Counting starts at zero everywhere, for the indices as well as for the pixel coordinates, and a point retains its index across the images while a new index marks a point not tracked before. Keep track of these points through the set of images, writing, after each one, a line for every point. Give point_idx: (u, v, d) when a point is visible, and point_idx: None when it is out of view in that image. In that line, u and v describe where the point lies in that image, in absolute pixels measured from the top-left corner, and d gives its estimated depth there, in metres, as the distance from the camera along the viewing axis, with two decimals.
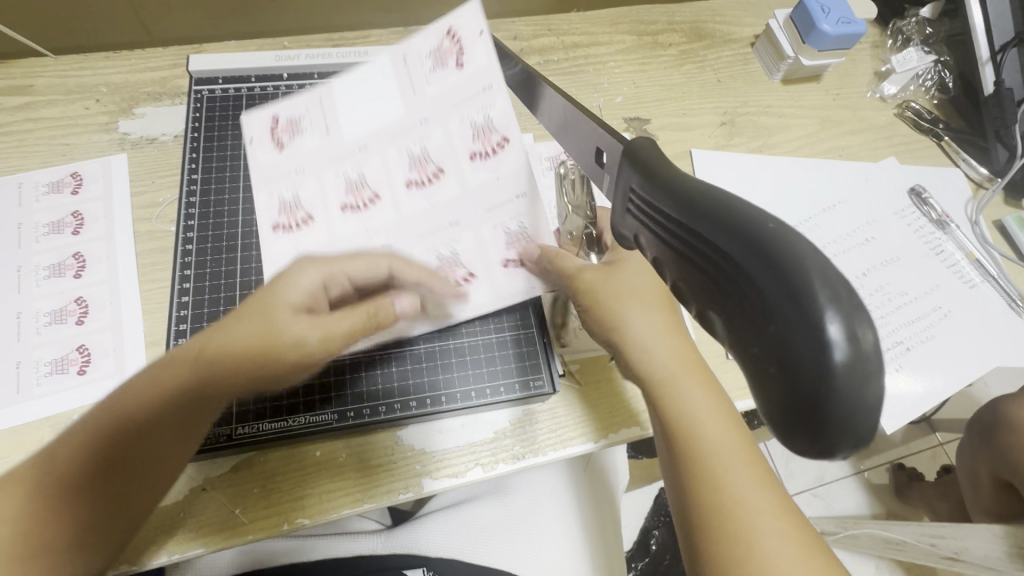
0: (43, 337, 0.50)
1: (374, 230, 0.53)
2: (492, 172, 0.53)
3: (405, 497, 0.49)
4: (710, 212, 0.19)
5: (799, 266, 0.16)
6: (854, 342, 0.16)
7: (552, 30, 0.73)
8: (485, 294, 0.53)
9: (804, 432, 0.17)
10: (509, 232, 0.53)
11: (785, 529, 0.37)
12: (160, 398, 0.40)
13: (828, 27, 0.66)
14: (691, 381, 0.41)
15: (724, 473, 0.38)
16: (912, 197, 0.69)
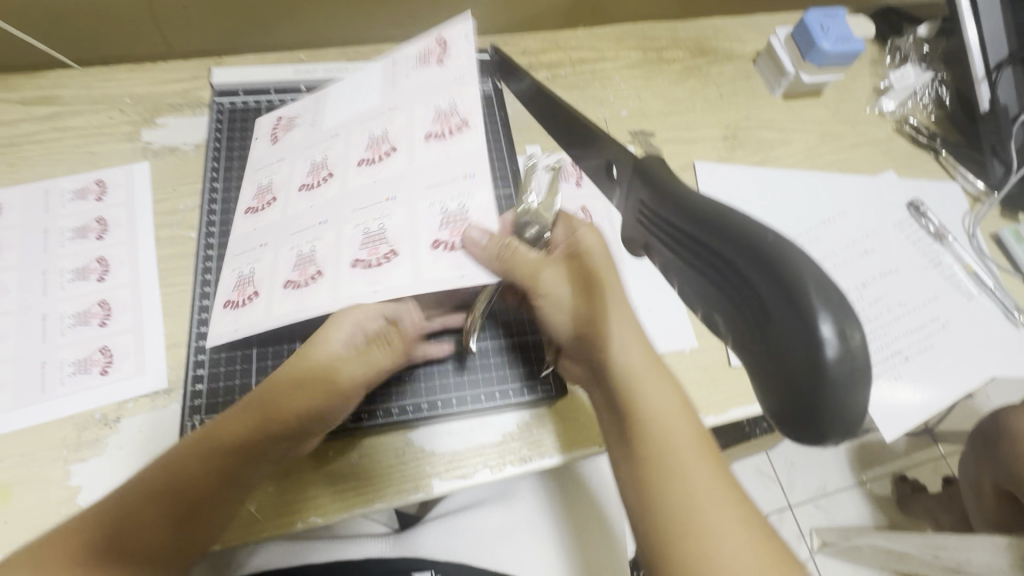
0: (67, 338, 0.52)
1: (317, 206, 0.52)
2: (443, 151, 0.50)
3: (415, 497, 0.50)
4: (711, 223, 0.21)
5: (795, 272, 0.18)
6: (845, 341, 0.17)
7: (560, 46, 0.76)
8: (401, 272, 0.46)
9: (802, 424, 0.18)
10: (445, 211, 0.48)
11: (735, 524, 0.34)
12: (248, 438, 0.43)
13: (827, 45, 0.68)
14: (652, 377, 0.40)
15: (676, 465, 0.36)
16: (911, 210, 0.70)
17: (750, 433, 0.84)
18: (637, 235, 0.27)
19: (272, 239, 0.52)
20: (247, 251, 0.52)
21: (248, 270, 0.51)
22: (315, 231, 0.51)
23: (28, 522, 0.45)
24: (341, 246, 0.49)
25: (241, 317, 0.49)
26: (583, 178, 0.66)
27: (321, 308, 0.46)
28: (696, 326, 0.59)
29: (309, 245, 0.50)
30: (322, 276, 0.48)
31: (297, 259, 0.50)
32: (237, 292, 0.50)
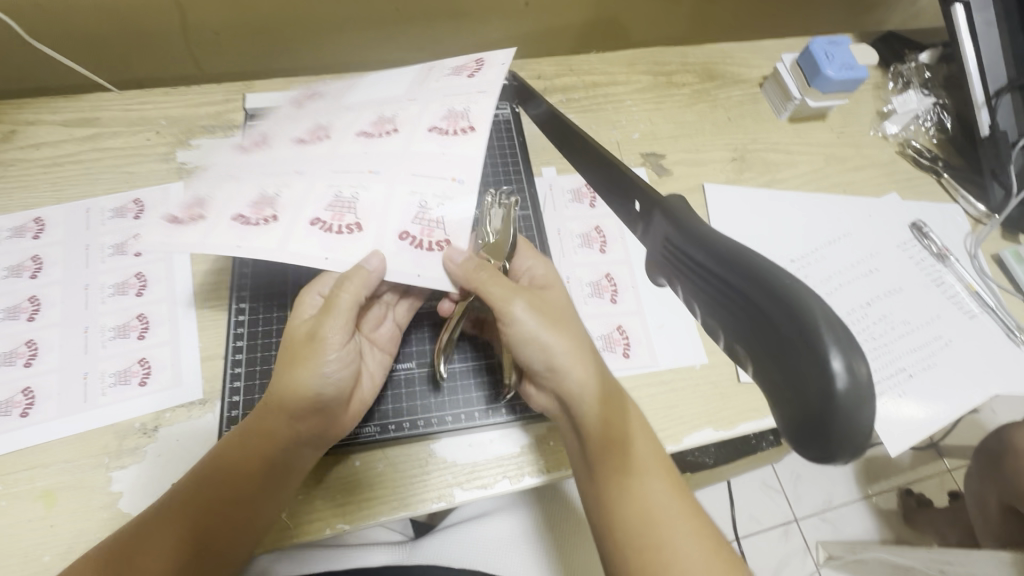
0: (108, 351, 0.54)
1: (299, 157, 0.52)
2: (441, 149, 0.52)
3: (438, 506, 0.52)
4: (733, 263, 0.23)
5: (810, 312, 0.20)
6: (854, 374, 0.19)
7: (573, 70, 0.79)
8: (361, 250, 0.48)
9: (815, 449, 0.20)
10: (423, 207, 0.50)
11: (690, 529, 0.41)
12: (255, 448, 0.46)
13: (832, 73, 0.70)
14: (610, 408, 0.45)
15: (639, 484, 0.43)
16: (913, 231, 0.73)
17: (757, 446, 0.85)
18: (662, 268, 0.30)
19: (241, 172, 0.50)
20: (212, 179, 0.50)
21: (209, 189, 0.49)
22: (287, 177, 0.50)
23: (73, 526, 0.47)
24: (306, 202, 0.49)
25: (180, 234, 0.46)
26: (597, 199, 0.68)
27: (268, 252, 0.46)
28: (706, 343, 0.62)
29: (275, 188, 0.49)
30: (279, 222, 0.47)
31: (257, 198, 0.49)
32: (187, 210, 0.47)
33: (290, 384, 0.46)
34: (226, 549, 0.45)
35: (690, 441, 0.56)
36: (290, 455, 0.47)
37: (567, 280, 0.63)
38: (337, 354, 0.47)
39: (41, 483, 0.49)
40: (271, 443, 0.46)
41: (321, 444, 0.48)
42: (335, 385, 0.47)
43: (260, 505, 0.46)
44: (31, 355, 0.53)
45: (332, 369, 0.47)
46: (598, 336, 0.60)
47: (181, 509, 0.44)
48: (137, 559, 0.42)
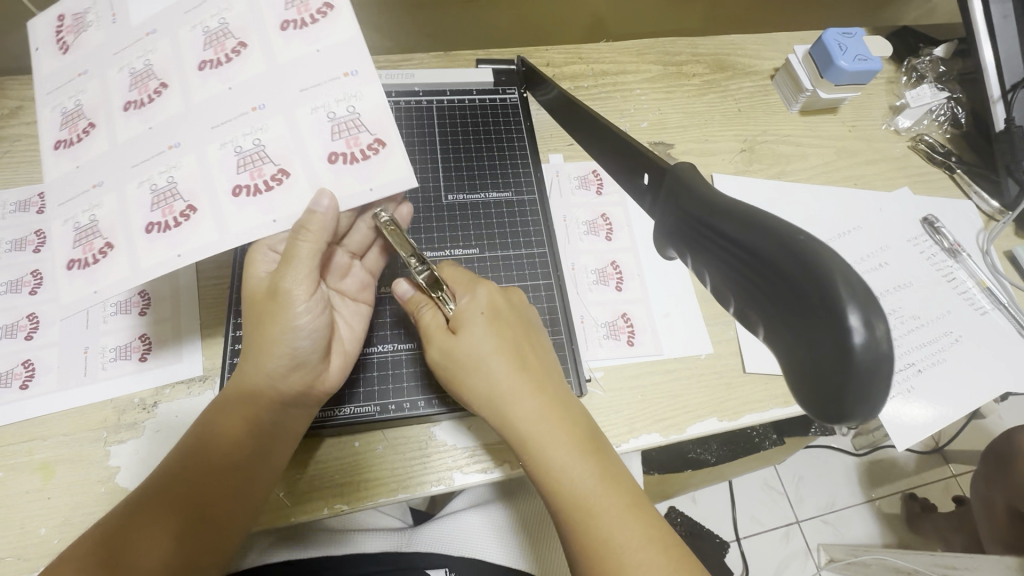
0: (109, 325, 0.54)
1: (163, 128, 0.44)
2: (310, 42, 0.44)
3: (437, 489, 0.52)
4: (745, 225, 0.23)
5: (825, 267, 0.19)
6: (871, 330, 0.19)
7: (582, 58, 0.78)
8: (300, 195, 0.44)
9: (830, 407, 0.20)
10: (334, 117, 0.44)
11: (657, 557, 0.38)
12: (239, 417, 0.45)
13: (845, 64, 0.69)
14: (550, 436, 0.42)
15: (593, 519, 0.40)
16: (925, 226, 0.71)
17: (759, 445, 0.85)
18: (675, 236, 0.29)
19: (109, 179, 0.44)
20: (77, 202, 0.44)
21: (88, 218, 0.44)
22: (166, 158, 0.44)
23: (69, 499, 0.47)
24: (212, 176, 0.44)
25: (101, 274, 0.43)
26: (604, 185, 0.68)
27: (209, 246, 0.43)
28: (712, 332, 0.61)
29: (165, 176, 0.44)
30: (197, 211, 0.44)
31: (152, 195, 0.44)
32: (80, 250, 0.44)
33: (263, 342, 0.45)
34: (226, 528, 0.44)
35: (694, 431, 0.56)
36: (279, 418, 0.47)
37: (571, 267, 0.62)
38: (306, 305, 0.46)
39: (39, 455, 0.49)
40: (256, 408, 0.46)
41: (305, 401, 0.48)
42: (309, 338, 0.46)
43: (258, 473, 0.46)
44: (32, 328, 0.53)
45: (304, 321, 0.46)
46: (602, 324, 0.60)
47: (171, 485, 0.43)
48: (131, 553, 0.40)
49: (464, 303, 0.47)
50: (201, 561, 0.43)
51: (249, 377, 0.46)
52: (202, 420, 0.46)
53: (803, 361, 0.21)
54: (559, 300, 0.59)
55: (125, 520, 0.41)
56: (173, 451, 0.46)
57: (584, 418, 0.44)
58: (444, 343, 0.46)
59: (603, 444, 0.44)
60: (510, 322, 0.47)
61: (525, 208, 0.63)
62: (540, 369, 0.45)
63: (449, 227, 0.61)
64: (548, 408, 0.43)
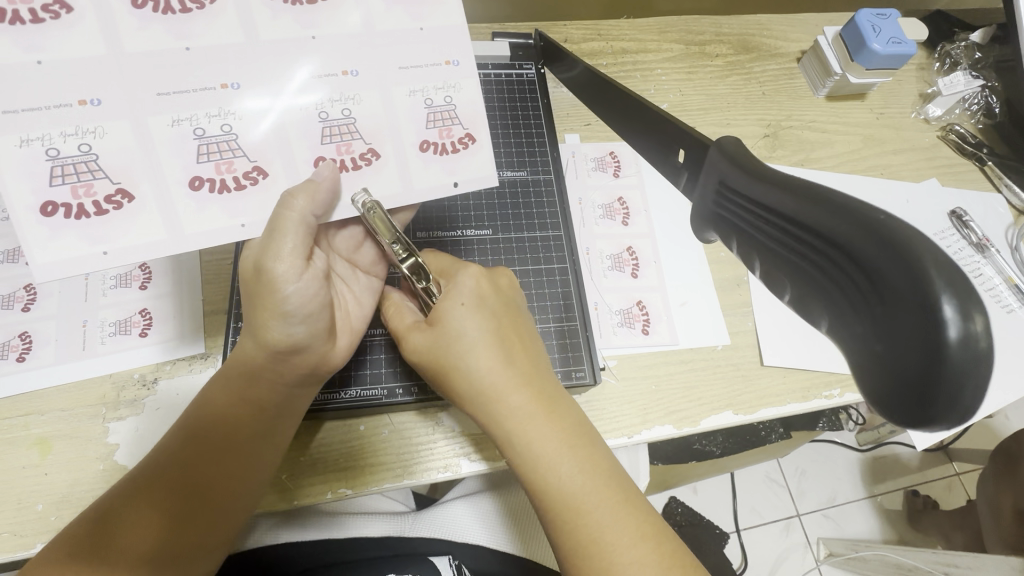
0: (108, 299, 0.52)
1: (208, 59, 0.39)
2: (415, 18, 0.43)
3: (442, 476, 0.51)
4: (819, 205, 0.21)
5: (920, 251, 0.18)
6: (969, 324, 0.17)
7: (602, 35, 0.74)
8: (388, 177, 0.44)
9: (909, 402, 0.19)
10: (431, 105, 0.44)
11: (652, 558, 0.37)
12: (243, 394, 0.43)
13: (878, 47, 0.66)
14: (541, 429, 0.40)
15: (581, 517, 0.38)
16: (953, 219, 0.69)
17: (764, 438, 0.84)
18: (717, 215, 0.28)
19: (112, 103, 0.38)
20: (56, 120, 0.37)
21: (78, 148, 0.38)
22: (220, 99, 0.40)
23: (68, 475, 0.46)
24: (291, 140, 0.42)
25: (108, 231, 0.39)
26: (620, 167, 0.65)
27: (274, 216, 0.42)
28: (730, 323, 0.59)
29: (217, 123, 0.40)
30: (267, 175, 0.42)
31: (200, 144, 0.40)
32: (69, 192, 0.38)
33: (259, 327, 0.41)
34: (225, 510, 0.43)
35: (708, 423, 0.54)
36: (284, 399, 0.44)
37: (585, 252, 0.60)
38: (298, 284, 0.40)
39: (35, 430, 0.47)
40: (260, 391, 0.43)
41: (312, 382, 0.45)
42: (304, 323, 0.42)
43: (260, 452, 0.44)
44: (29, 300, 0.52)
45: (295, 306, 0.41)
46: (616, 311, 0.58)
47: (160, 469, 0.41)
48: (118, 539, 0.39)
49: (443, 298, 0.44)
50: (195, 542, 0.42)
51: (248, 355, 0.43)
52: (206, 398, 0.44)
53: (879, 355, 0.19)
54: (575, 285, 0.56)
55: (116, 503, 0.40)
56: (174, 426, 0.44)
57: (575, 413, 0.42)
58: (421, 345, 0.44)
59: (595, 439, 0.41)
60: (496, 313, 0.44)
61: (540, 189, 0.61)
62: (527, 361, 0.43)
63: (462, 207, 0.59)
64: (538, 402, 0.41)
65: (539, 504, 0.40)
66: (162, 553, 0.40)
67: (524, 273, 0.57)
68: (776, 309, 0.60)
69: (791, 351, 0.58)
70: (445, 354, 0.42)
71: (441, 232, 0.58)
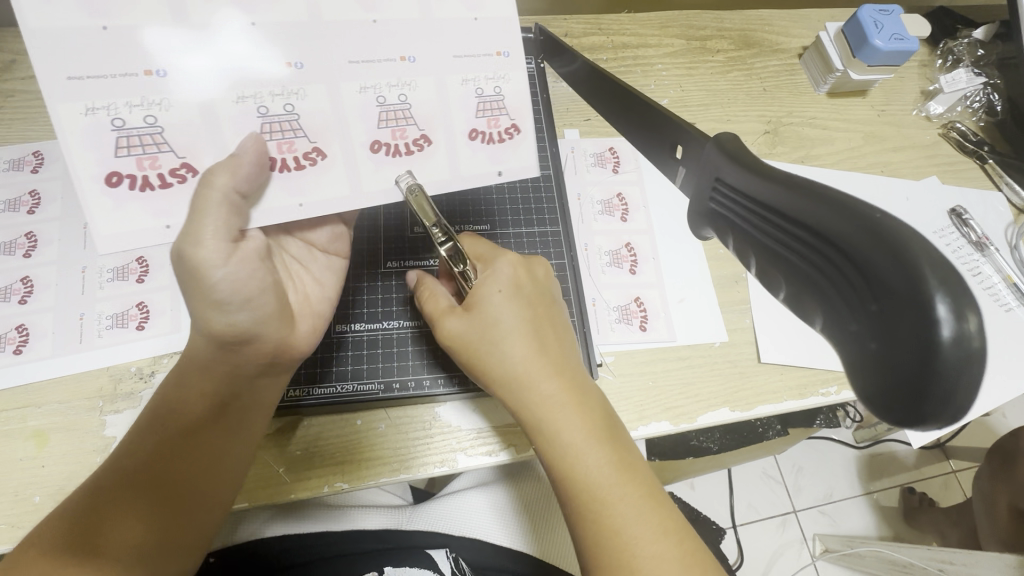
0: (105, 292, 0.52)
1: (275, 36, 0.38)
2: (470, 7, 0.41)
3: (438, 470, 0.51)
4: (816, 204, 0.21)
5: (913, 251, 0.18)
6: (963, 324, 0.17)
7: (602, 29, 0.74)
8: (438, 165, 0.44)
9: (903, 402, 0.19)
10: (482, 94, 0.43)
11: (668, 552, 0.37)
12: (204, 383, 0.43)
13: (880, 43, 0.65)
14: (568, 416, 0.40)
15: (605, 507, 0.38)
16: (953, 218, 0.69)
17: (762, 435, 0.84)
18: (717, 213, 0.28)
19: (179, 75, 0.37)
20: (121, 89, 0.36)
21: (144, 120, 0.37)
22: (284, 78, 0.39)
23: (64, 467, 0.46)
24: (349, 122, 0.41)
25: (172, 205, 0.39)
26: (620, 163, 0.65)
27: (331, 198, 0.42)
28: (728, 320, 0.59)
29: (281, 102, 0.39)
30: (326, 156, 0.41)
31: (264, 122, 0.39)
32: (133, 164, 0.38)
33: (202, 318, 0.42)
34: (210, 501, 0.43)
35: (704, 420, 0.54)
36: (247, 386, 0.45)
37: (584, 248, 0.60)
38: (233, 270, 0.40)
39: (32, 423, 0.47)
40: (214, 383, 0.43)
41: (275, 370, 0.46)
42: (246, 310, 0.42)
43: (234, 442, 0.44)
44: (26, 292, 0.52)
45: (234, 294, 0.41)
46: (615, 308, 0.58)
47: (135, 468, 0.41)
48: (105, 536, 0.38)
49: (481, 283, 0.44)
50: (182, 535, 0.42)
51: (205, 344, 0.43)
52: (167, 389, 0.44)
53: (875, 357, 0.19)
54: (572, 280, 0.56)
55: (92, 505, 0.39)
56: (139, 419, 0.44)
57: (601, 402, 0.42)
58: (455, 329, 0.43)
59: (624, 436, 0.42)
60: (531, 300, 0.44)
61: (539, 185, 0.60)
62: (559, 348, 0.43)
63: (459, 204, 0.59)
64: (568, 390, 0.41)
65: (562, 495, 0.40)
66: (145, 551, 0.39)
67: None
68: (774, 306, 0.60)
69: (789, 348, 0.58)
70: (480, 340, 0.42)
71: (439, 228, 0.57)
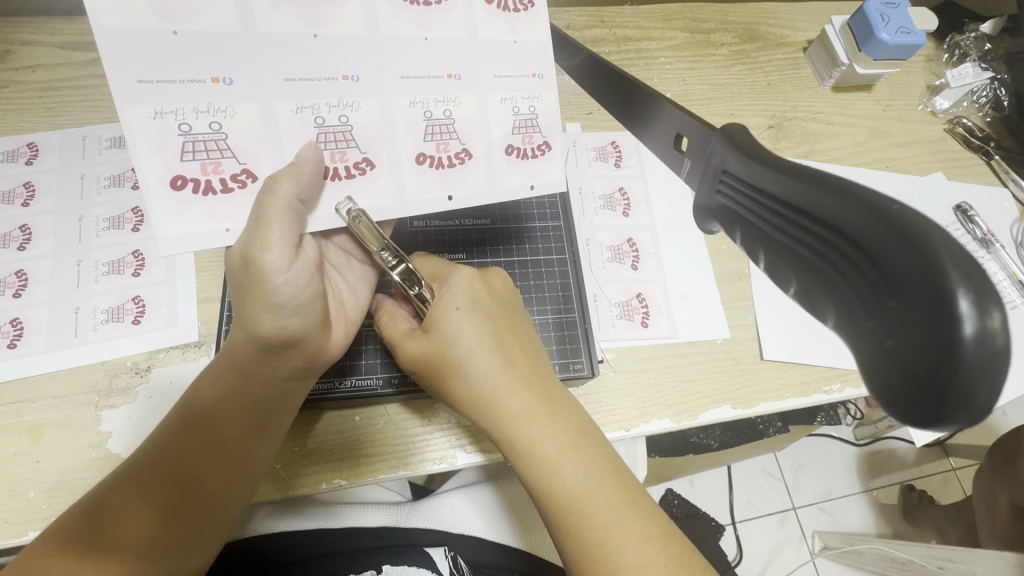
0: (101, 286, 0.52)
1: (334, 47, 0.38)
2: (510, 31, 0.42)
3: (438, 467, 0.50)
4: (840, 195, 0.20)
5: (931, 245, 0.18)
6: (985, 321, 0.17)
7: (605, 21, 0.73)
8: (479, 179, 0.44)
9: (917, 405, 0.18)
10: (518, 113, 0.44)
11: (657, 559, 0.36)
12: (236, 388, 0.43)
13: (886, 37, 0.64)
14: (545, 428, 0.39)
15: (590, 517, 0.37)
16: (958, 214, 0.68)
17: (762, 432, 0.84)
18: (723, 207, 0.28)
19: (243, 83, 0.37)
20: (189, 95, 0.36)
21: (209, 126, 0.37)
22: (340, 89, 0.39)
23: (59, 463, 0.46)
24: (397, 135, 0.41)
25: (232, 208, 0.38)
26: (623, 158, 0.64)
27: (380, 208, 0.41)
28: (730, 316, 0.58)
29: (336, 113, 0.39)
30: (375, 167, 0.41)
31: (319, 131, 0.39)
32: (197, 167, 0.37)
33: (250, 319, 0.40)
34: (221, 504, 0.42)
35: (705, 417, 0.54)
36: (277, 393, 0.43)
37: (585, 243, 0.60)
38: (288, 274, 0.39)
39: (26, 418, 0.47)
40: (240, 380, 0.43)
41: (307, 374, 0.44)
42: (297, 315, 0.40)
43: (256, 447, 0.43)
44: (20, 286, 0.51)
45: (287, 298, 0.39)
46: (616, 304, 0.57)
47: (153, 465, 0.41)
48: (111, 530, 0.38)
49: (437, 300, 0.43)
50: (190, 535, 0.41)
51: (239, 349, 0.42)
52: (198, 390, 0.44)
53: (890, 357, 0.19)
54: (573, 276, 0.56)
55: (107, 498, 0.39)
56: (166, 417, 0.44)
57: (576, 410, 0.41)
58: (417, 349, 0.43)
59: (599, 439, 0.41)
60: (490, 313, 0.43)
61: None
62: (527, 360, 0.42)
63: None
64: (538, 404, 0.40)
65: (542, 507, 0.39)
66: (152, 548, 0.39)
67: (523, 264, 0.56)
68: (776, 302, 0.59)
69: (791, 345, 0.57)
70: (444, 358, 0.41)
71: (440, 221, 0.57)
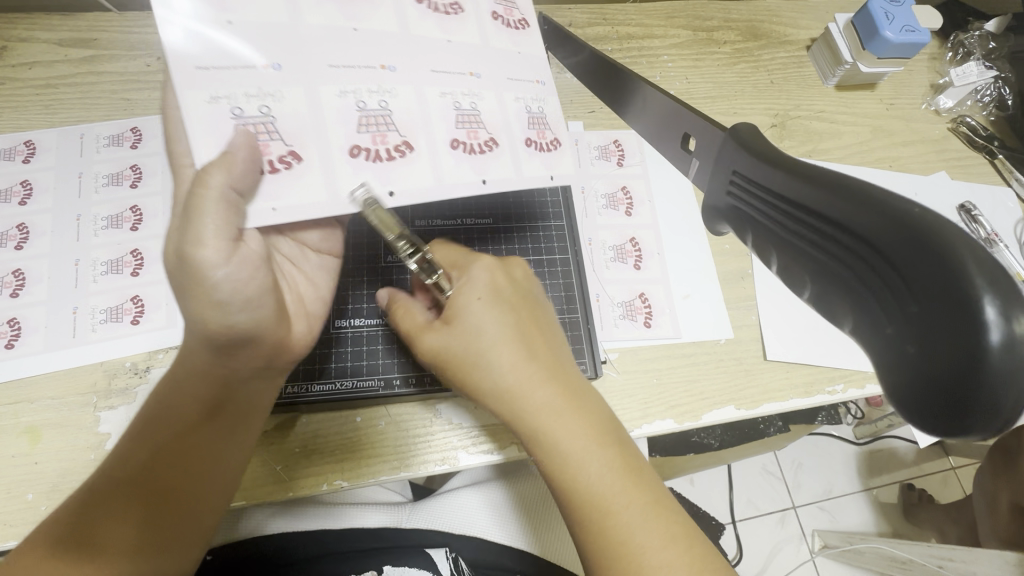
0: (100, 285, 0.51)
1: (373, 40, 0.39)
2: (513, 43, 0.46)
3: (439, 468, 0.50)
4: (854, 203, 0.20)
5: (956, 253, 0.18)
6: (1011, 327, 0.17)
7: (607, 19, 0.72)
8: (506, 166, 0.43)
9: (943, 410, 0.19)
10: (531, 110, 0.45)
11: (680, 558, 0.36)
12: (201, 395, 0.40)
13: (891, 35, 0.64)
14: (569, 423, 0.39)
15: (612, 514, 0.37)
16: (962, 214, 0.68)
17: (763, 431, 0.84)
18: (734, 208, 0.28)
19: (293, 70, 0.37)
20: (241, 80, 0.35)
21: (259, 109, 0.36)
22: (379, 77, 0.39)
23: (58, 464, 0.46)
24: (432, 121, 0.41)
25: (281, 191, 0.36)
26: (625, 156, 0.64)
27: (420, 189, 0.39)
28: (733, 317, 0.58)
29: (376, 98, 0.39)
30: (414, 151, 0.40)
31: (361, 116, 0.38)
32: None
33: (196, 319, 0.36)
34: (211, 504, 0.42)
35: (708, 418, 0.54)
36: (242, 395, 0.42)
37: (588, 242, 0.59)
38: (232, 268, 0.35)
39: (24, 419, 0.47)
40: (211, 388, 0.40)
41: (268, 373, 0.42)
42: (246, 311, 0.37)
43: (229, 449, 0.42)
44: (18, 285, 0.50)
45: (233, 296, 0.36)
46: (618, 304, 0.57)
47: (127, 476, 0.39)
48: (101, 539, 0.38)
49: (458, 291, 0.42)
50: (182, 536, 0.41)
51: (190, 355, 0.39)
52: (157, 396, 0.41)
53: (913, 363, 0.19)
54: (576, 277, 0.56)
55: (87, 510, 0.38)
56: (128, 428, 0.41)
57: (598, 402, 0.41)
58: (439, 340, 0.42)
59: (621, 433, 0.41)
60: (513, 303, 0.43)
61: None
62: (549, 353, 0.42)
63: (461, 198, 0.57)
64: (564, 396, 0.40)
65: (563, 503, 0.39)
66: (144, 554, 0.39)
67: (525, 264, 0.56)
68: (780, 302, 0.59)
69: (795, 346, 0.57)
70: (465, 351, 0.41)
71: (442, 221, 0.56)
